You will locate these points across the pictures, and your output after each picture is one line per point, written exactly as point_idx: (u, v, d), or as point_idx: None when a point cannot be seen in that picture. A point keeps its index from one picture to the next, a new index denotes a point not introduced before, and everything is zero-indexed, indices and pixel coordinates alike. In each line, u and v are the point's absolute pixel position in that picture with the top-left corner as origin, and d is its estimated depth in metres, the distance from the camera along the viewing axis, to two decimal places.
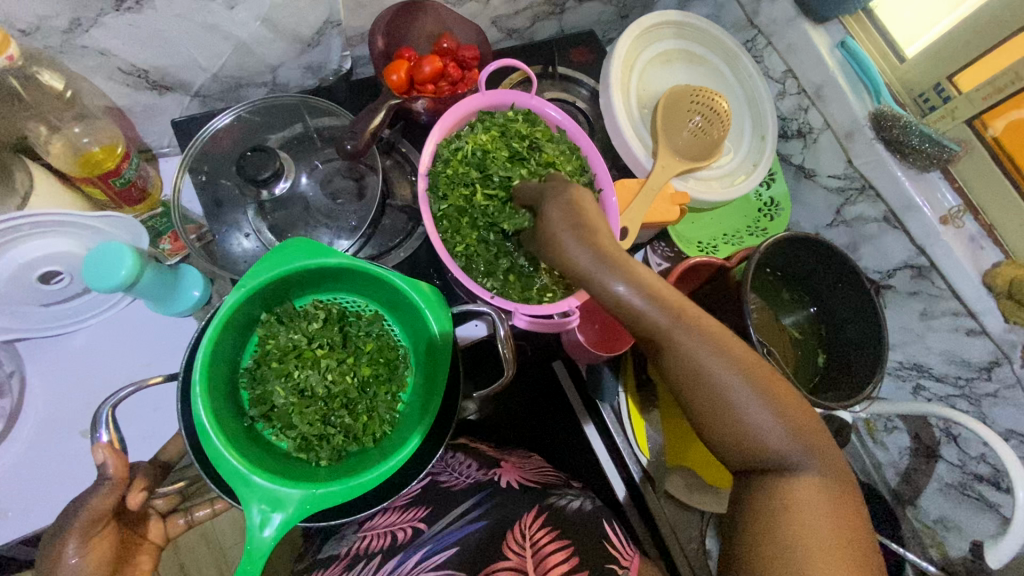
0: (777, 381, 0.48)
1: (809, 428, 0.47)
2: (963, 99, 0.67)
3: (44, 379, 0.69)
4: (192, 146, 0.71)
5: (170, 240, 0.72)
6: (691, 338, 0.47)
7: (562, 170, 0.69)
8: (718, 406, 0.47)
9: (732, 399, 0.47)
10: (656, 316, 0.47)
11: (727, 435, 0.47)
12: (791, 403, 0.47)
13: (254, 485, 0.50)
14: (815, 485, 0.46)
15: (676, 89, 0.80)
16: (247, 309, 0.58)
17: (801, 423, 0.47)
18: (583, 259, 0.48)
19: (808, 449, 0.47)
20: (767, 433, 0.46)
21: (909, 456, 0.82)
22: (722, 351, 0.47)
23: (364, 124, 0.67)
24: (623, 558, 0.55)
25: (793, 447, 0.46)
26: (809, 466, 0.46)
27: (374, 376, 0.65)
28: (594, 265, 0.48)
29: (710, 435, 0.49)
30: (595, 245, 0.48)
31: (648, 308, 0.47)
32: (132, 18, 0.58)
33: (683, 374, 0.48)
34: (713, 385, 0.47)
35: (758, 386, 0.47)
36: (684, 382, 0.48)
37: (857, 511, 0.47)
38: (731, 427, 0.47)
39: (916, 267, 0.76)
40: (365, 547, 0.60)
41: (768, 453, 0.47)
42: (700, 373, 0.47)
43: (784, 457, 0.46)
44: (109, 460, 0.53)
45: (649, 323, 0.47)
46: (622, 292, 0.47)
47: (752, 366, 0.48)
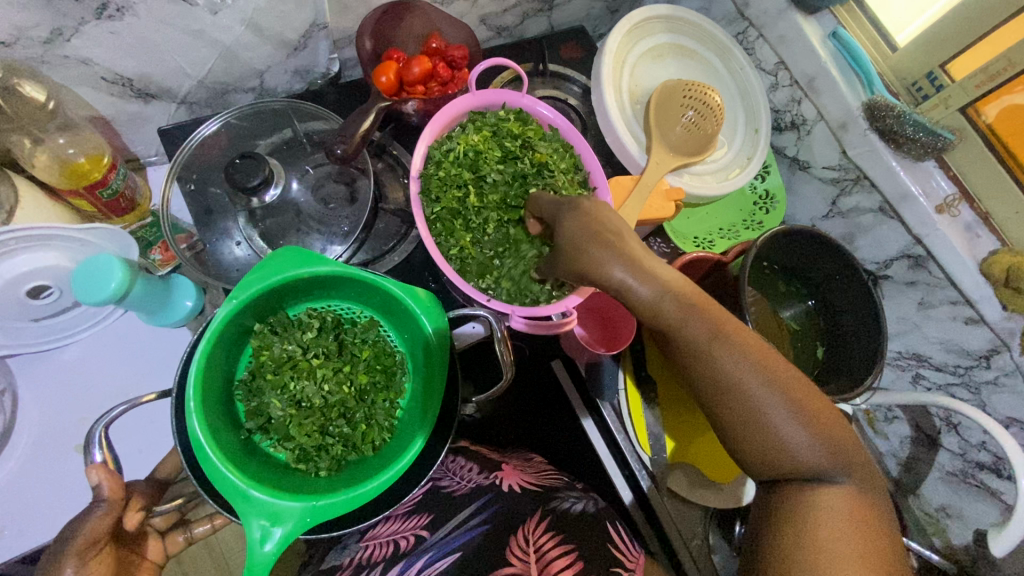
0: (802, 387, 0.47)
1: (839, 436, 0.47)
2: (957, 87, 0.67)
3: (38, 394, 0.68)
4: (179, 154, 0.69)
5: (160, 250, 0.72)
6: (725, 349, 0.46)
7: (555, 169, 0.68)
8: (749, 418, 0.46)
9: (766, 411, 0.46)
10: (691, 326, 0.46)
11: (754, 441, 0.47)
12: (814, 406, 0.47)
13: (253, 499, 0.50)
14: (839, 488, 0.46)
15: (668, 84, 0.79)
16: (240, 321, 0.57)
17: (826, 425, 0.47)
18: (611, 268, 0.46)
19: (835, 458, 0.46)
20: (798, 446, 0.46)
21: (910, 445, 0.82)
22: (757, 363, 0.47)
23: (354, 127, 0.66)
24: (629, 560, 0.55)
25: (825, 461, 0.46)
26: (839, 477, 0.46)
27: (372, 384, 0.65)
28: (628, 274, 0.46)
29: (739, 447, 0.48)
30: (626, 253, 0.47)
31: (682, 317, 0.46)
32: (113, 26, 0.57)
33: (719, 389, 0.47)
34: (745, 397, 0.46)
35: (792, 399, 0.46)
36: (713, 391, 0.47)
37: (883, 514, 0.48)
38: (764, 440, 0.46)
39: (913, 257, 0.76)
40: (367, 557, 0.59)
41: (799, 465, 0.46)
42: (729, 382, 0.46)
43: (814, 468, 0.46)
44: (104, 481, 0.52)
45: (683, 333, 0.47)
46: (654, 300, 0.46)
47: (785, 377, 0.47)
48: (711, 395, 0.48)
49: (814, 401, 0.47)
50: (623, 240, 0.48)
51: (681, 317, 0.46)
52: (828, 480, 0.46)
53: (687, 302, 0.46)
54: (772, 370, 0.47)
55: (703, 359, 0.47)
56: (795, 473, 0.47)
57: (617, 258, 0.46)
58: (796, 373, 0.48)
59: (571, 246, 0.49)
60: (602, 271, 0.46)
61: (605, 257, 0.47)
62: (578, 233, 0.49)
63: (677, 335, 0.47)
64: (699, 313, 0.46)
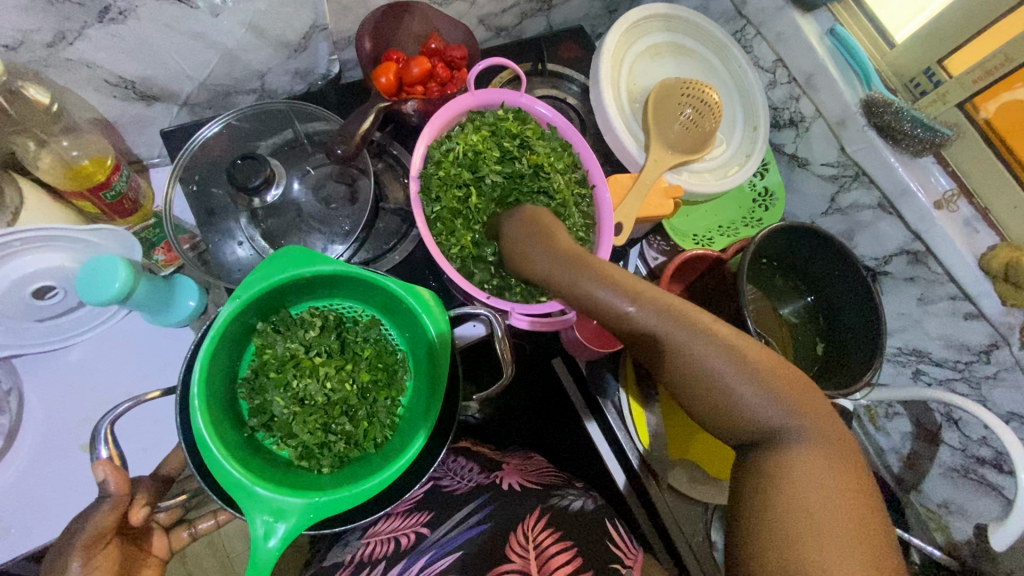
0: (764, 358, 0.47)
1: (798, 391, 0.46)
2: (954, 83, 0.67)
3: (42, 394, 0.69)
4: (182, 156, 0.70)
5: (164, 251, 0.73)
6: (655, 317, 0.48)
7: (553, 170, 0.68)
8: (697, 380, 0.47)
9: (714, 372, 0.46)
10: (618, 302, 0.49)
11: (721, 418, 0.47)
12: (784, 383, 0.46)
13: (259, 496, 0.50)
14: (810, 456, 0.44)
15: (666, 82, 0.79)
16: (243, 319, 0.58)
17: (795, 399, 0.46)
18: (543, 258, 0.55)
19: (795, 413, 0.45)
20: (751, 404, 0.45)
21: (911, 441, 0.83)
22: (694, 328, 0.47)
23: (354, 127, 0.66)
24: (627, 557, 0.56)
25: (783, 420, 0.45)
26: (800, 436, 0.45)
27: (373, 382, 0.65)
28: (561, 265, 0.54)
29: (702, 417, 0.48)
30: (557, 247, 0.55)
31: (608, 296, 0.50)
32: (116, 29, 0.57)
33: (668, 357, 0.48)
34: (689, 359, 0.47)
35: (738, 357, 0.46)
36: (658, 356, 0.49)
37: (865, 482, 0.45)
38: (719, 404, 0.46)
39: (912, 253, 0.77)
40: (369, 554, 0.60)
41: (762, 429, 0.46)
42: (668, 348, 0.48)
43: (775, 427, 0.45)
44: (110, 477, 0.52)
45: (612, 312, 0.50)
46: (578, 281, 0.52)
47: (728, 337, 0.47)
48: (658, 362, 0.49)
49: (763, 359, 0.47)
50: (556, 237, 0.57)
51: (603, 295, 0.50)
52: (791, 439, 0.45)
53: (610, 281, 0.51)
54: (710, 330, 0.47)
55: (642, 332, 0.49)
56: (759, 436, 0.46)
57: (549, 251, 0.55)
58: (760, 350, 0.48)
59: (517, 245, 0.59)
60: (536, 266, 0.56)
61: (537, 253, 0.56)
62: (522, 236, 0.59)
63: (608, 314, 0.50)
64: (623, 289, 0.50)
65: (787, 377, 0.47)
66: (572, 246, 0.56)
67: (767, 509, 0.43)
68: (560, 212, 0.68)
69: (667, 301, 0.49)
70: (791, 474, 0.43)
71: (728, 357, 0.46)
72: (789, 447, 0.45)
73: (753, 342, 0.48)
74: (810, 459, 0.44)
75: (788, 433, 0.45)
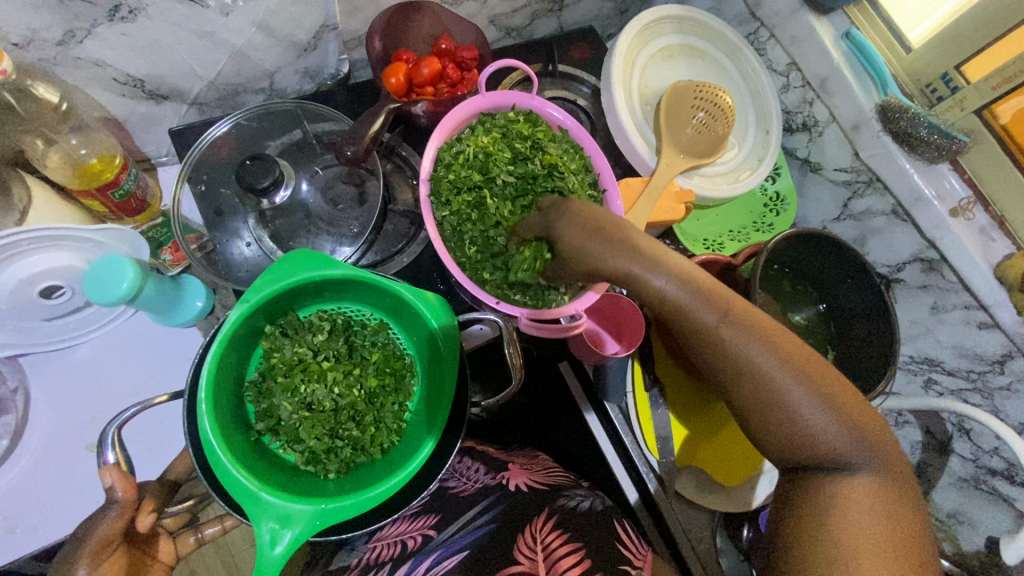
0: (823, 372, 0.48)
1: (853, 405, 0.47)
2: (972, 89, 0.66)
3: (48, 393, 0.69)
4: (190, 155, 0.70)
5: (171, 250, 0.71)
6: (731, 328, 0.48)
7: (564, 171, 0.67)
8: (754, 388, 0.47)
9: (770, 376, 0.47)
10: (700, 312, 0.48)
11: (782, 438, 0.47)
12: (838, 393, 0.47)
13: (265, 502, 0.50)
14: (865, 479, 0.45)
15: (679, 85, 0.78)
16: (251, 322, 0.57)
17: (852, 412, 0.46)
18: (625, 262, 0.49)
19: (846, 425, 0.46)
20: (804, 412, 0.46)
21: (921, 450, 0.81)
22: (763, 336, 0.48)
23: (365, 128, 0.66)
24: (636, 559, 0.55)
25: (841, 440, 0.46)
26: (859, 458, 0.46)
27: (381, 386, 0.65)
28: (635, 262, 0.49)
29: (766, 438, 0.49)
30: (641, 250, 0.50)
31: (694, 302, 0.48)
32: (125, 27, 0.57)
33: (729, 365, 0.48)
34: (744, 363, 0.48)
35: (797, 367, 0.47)
36: (721, 362, 0.49)
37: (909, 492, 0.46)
38: (771, 410, 0.47)
39: (926, 261, 0.76)
40: (375, 557, 0.60)
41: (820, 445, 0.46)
42: (732, 352, 0.48)
43: (820, 438, 0.46)
44: (116, 483, 0.52)
45: (696, 319, 0.49)
46: (664, 286, 0.49)
47: (795, 354, 0.48)
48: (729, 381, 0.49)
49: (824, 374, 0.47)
50: (627, 230, 0.52)
51: (693, 304, 0.48)
52: (837, 448, 0.46)
53: (698, 287, 0.49)
54: (770, 337, 0.48)
55: (716, 339, 0.48)
56: (800, 443, 0.47)
57: (632, 254, 0.50)
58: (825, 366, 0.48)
59: (583, 252, 0.52)
60: (609, 263, 0.50)
61: (605, 251, 0.50)
62: (582, 240, 0.52)
63: (687, 318, 0.49)
64: (711, 299, 0.48)
65: (841, 388, 0.48)
66: (658, 249, 0.51)
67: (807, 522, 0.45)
68: None
69: (751, 316, 0.49)
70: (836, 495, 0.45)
71: (787, 366, 0.47)
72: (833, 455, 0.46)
73: (822, 363, 0.49)
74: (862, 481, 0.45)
75: (838, 444, 0.46)
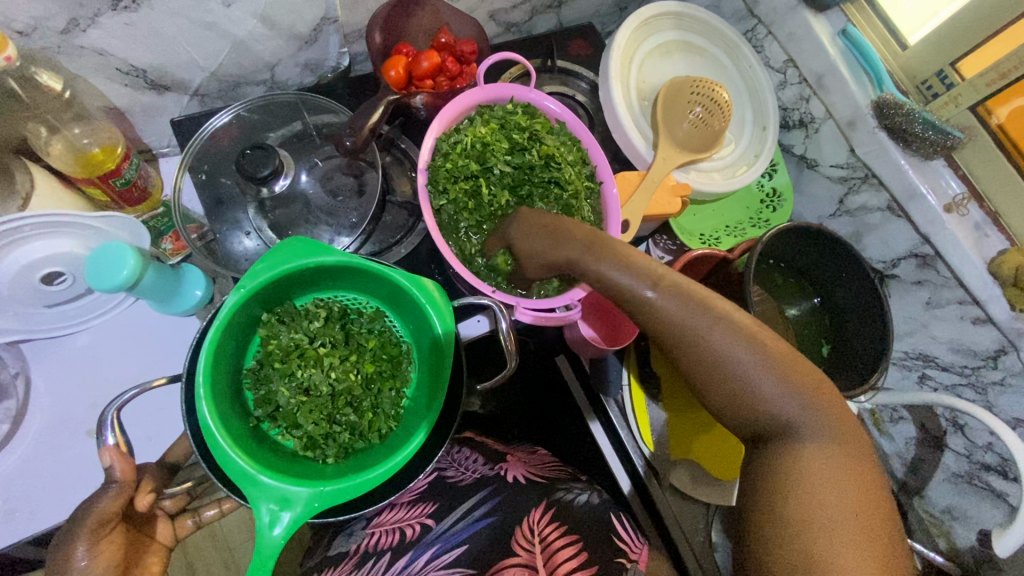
0: (790, 356, 0.48)
1: (823, 392, 0.47)
2: (967, 85, 0.66)
3: (50, 379, 0.69)
4: (191, 146, 0.71)
5: (171, 240, 0.72)
6: (674, 304, 0.49)
7: (562, 162, 0.68)
8: (722, 378, 0.47)
9: (732, 361, 0.47)
10: (635, 286, 0.51)
11: (741, 416, 0.48)
12: (802, 370, 0.47)
13: (263, 484, 0.50)
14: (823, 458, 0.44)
15: (675, 80, 0.79)
16: (248, 310, 0.58)
17: (814, 391, 0.46)
18: (563, 251, 0.57)
19: (814, 410, 0.46)
20: (771, 399, 0.46)
21: (915, 446, 0.81)
22: (717, 314, 0.48)
23: (363, 120, 0.67)
24: (633, 551, 0.56)
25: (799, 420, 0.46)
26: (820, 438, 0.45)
27: (378, 373, 0.65)
28: (580, 251, 0.56)
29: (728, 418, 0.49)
30: (578, 238, 0.56)
31: (628, 279, 0.51)
32: (129, 17, 0.58)
33: (697, 357, 0.48)
34: (710, 352, 0.47)
35: (751, 341, 0.47)
36: (679, 348, 0.49)
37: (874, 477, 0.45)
38: (735, 398, 0.47)
39: (921, 256, 0.76)
40: (373, 544, 0.60)
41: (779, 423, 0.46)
42: (693, 339, 0.48)
43: (791, 423, 0.46)
44: (116, 463, 0.53)
45: (633, 296, 0.51)
46: (600, 267, 0.53)
47: (762, 339, 0.47)
48: (691, 367, 0.49)
49: (788, 356, 0.47)
50: (565, 225, 0.59)
51: (622, 278, 0.51)
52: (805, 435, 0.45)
53: (634, 266, 0.52)
54: (740, 327, 0.47)
55: (668, 324, 0.49)
56: (769, 426, 0.47)
57: (569, 242, 0.57)
58: (794, 353, 0.48)
59: (533, 249, 0.61)
60: (558, 252, 0.58)
61: (545, 247, 0.59)
62: (533, 240, 0.61)
63: (626, 298, 0.52)
64: (642, 274, 0.51)
65: (808, 373, 0.47)
66: (592, 233, 0.57)
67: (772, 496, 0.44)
68: (571, 203, 0.67)
69: (684, 285, 0.50)
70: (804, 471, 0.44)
71: (757, 355, 0.46)
72: (805, 446, 0.45)
73: (797, 355, 0.48)
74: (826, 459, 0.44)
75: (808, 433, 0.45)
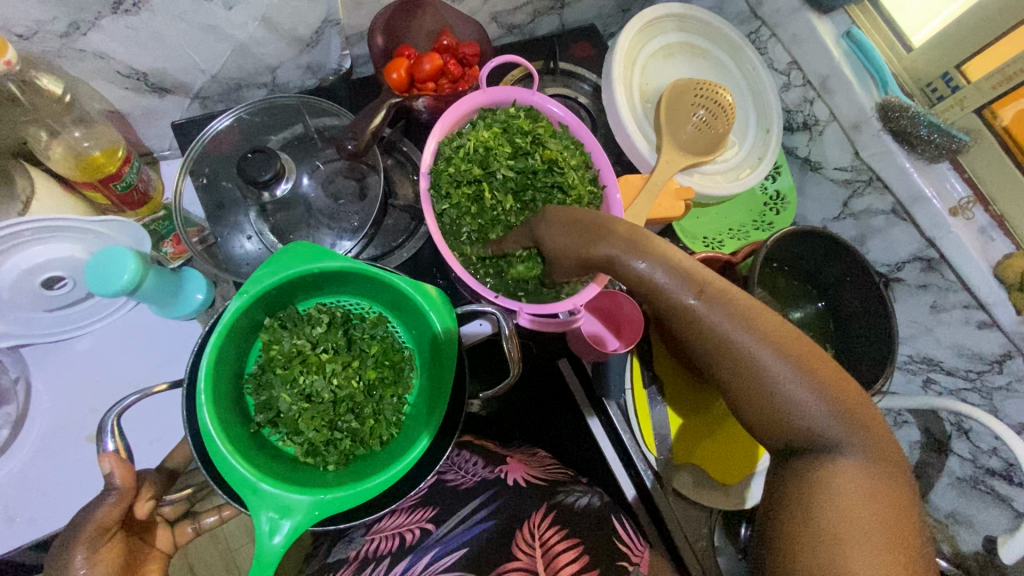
0: (826, 367, 0.47)
1: (855, 403, 0.46)
2: (973, 88, 0.66)
3: (50, 383, 0.69)
4: (191, 150, 0.70)
5: (172, 243, 0.72)
6: (716, 312, 0.47)
7: (565, 167, 0.67)
8: (753, 385, 0.47)
9: (767, 373, 0.46)
10: (679, 292, 0.48)
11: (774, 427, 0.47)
12: (833, 379, 0.46)
13: (263, 492, 0.50)
14: (858, 470, 0.44)
15: (679, 83, 0.79)
16: (251, 315, 0.58)
17: (849, 403, 0.46)
18: (603, 246, 0.51)
19: (846, 420, 0.45)
20: (805, 411, 0.46)
21: (920, 450, 0.81)
22: (752, 323, 0.47)
23: (366, 123, 0.66)
24: (634, 555, 0.57)
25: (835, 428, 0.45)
26: (855, 450, 0.45)
27: (380, 379, 0.65)
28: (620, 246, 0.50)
29: (761, 428, 0.48)
30: (619, 234, 0.50)
31: (669, 283, 0.48)
32: (129, 21, 0.57)
33: (729, 363, 0.47)
34: (744, 358, 0.47)
35: (785, 352, 0.46)
36: (716, 357, 0.48)
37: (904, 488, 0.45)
38: (767, 407, 0.47)
39: (926, 260, 0.75)
40: (373, 550, 0.60)
41: (812, 431, 0.46)
42: (732, 348, 0.47)
43: (826, 433, 0.45)
44: (116, 470, 0.52)
45: (676, 301, 0.48)
46: (643, 268, 0.49)
47: (797, 350, 0.47)
48: (725, 376, 0.48)
49: (820, 365, 0.47)
50: (604, 220, 0.53)
51: (667, 283, 0.48)
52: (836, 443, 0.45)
53: (677, 269, 0.48)
54: (768, 333, 0.47)
55: (708, 333, 0.48)
56: (801, 435, 0.46)
57: (609, 238, 0.51)
58: (829, 363, 0.48)
59: (565, 246, 0.54)
60: (596, 248, 0.51)
61: (576, 244, 0.53)
62: (563, 237, 0.54)
63: (666, 302, 0.49)
64: (685, 278, 0.48)
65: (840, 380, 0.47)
66: (634, 229, 0.51)
67: (800, 509, 0.45)
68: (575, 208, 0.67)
69: (727, 293, 0.48)
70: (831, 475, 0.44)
71: (789, 363, 0.46)
72: (843, 458, 0.45)
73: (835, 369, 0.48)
74: (860, 469, 0.44)
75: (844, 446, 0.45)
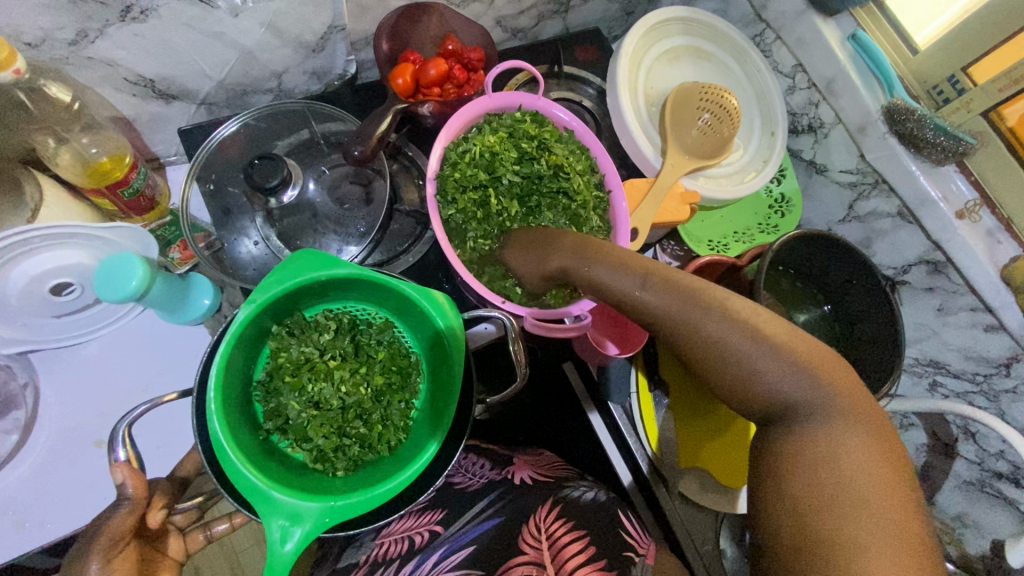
0: (814, 349, 0.46)
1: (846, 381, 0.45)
2: (979, 91, 0.65)
3: (57, 389, 0.69)
4: (199, 155, 0.71)
5: (179, 249, 0.72)
6: (661, 300, 0.50)
7: (572, 171, 0.67)
8: (742, 378, 0.46)
9: (751, 362, 0.45)
10: (623, 284, 0.53)
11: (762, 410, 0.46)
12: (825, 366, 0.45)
13: (275, 501, 0.50)
14: (854, 447, 0.42)
15: (684, 87, 0.78)
16: (258, 323, 0.58)
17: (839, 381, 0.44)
18: (555, 257, 0.59)
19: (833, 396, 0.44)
20: (791, 392, 0.44)
21: (926, 453, 0.80)
22: (731, 317, 0.47)
23: (371, 129, 0.67)
24: (640, 546, 0.57)
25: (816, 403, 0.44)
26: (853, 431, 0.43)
27: (387, 385, 0.65)
28: (575, 256, 0.58)
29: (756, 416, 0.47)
30: (566, 247, 0.59)
31: (616, 281, 0.53)
32: (137, 28, 0.58)
33: (706, 354, 0.47)
34: (720, 348, 0.47)
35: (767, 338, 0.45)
36: (682, 342, 0.49)
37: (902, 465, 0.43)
38: (753, 393, 0.46)
39: (931, 263, 0.75)
40: (383, 553, 0.60)
41: (806, 413, 0.44)
42: (693, 334, 0.48)
43: (813, 409, 0.44)
44: (128, 480, 0.53)
45: (624, 295, 0.53)
46: (595, 271, 0.55)
47: (780, 336, 0.46)
48: (707, 370, 0.48)
49: (807, 348, 0.45)
50: (557, 236, 0.61)
51: (614, 279, 0.53)
52: (833, 427, 0.43)
53: (622, 267, 0.54)
54: (744, 320, 0.47)
55: (661, 320, 0.50)
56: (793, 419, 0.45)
57: (559, 250, 0.59)
58: (817, 345, 0.46)
59: (528, 262, 0.63)
60: (551, 259, 0.60)
61: (536, 259, 0.62)
62: (525, 256, 0.64)
63: (621, 299, 0.53)
64: (628, 273, 0.53)
65: (834, 365, 0.45)
66: (580, 240, 0.59)
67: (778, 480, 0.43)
68: (580, 212, 0.67)
69: (675, 281, 0.51)
70: (820, 444, 0.43)
71: (773, 351, 0.45)
72: (841, 438, 0.43)
73: (824, 350, 0.46)
74: (852, 441, 0.42)
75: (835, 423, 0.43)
